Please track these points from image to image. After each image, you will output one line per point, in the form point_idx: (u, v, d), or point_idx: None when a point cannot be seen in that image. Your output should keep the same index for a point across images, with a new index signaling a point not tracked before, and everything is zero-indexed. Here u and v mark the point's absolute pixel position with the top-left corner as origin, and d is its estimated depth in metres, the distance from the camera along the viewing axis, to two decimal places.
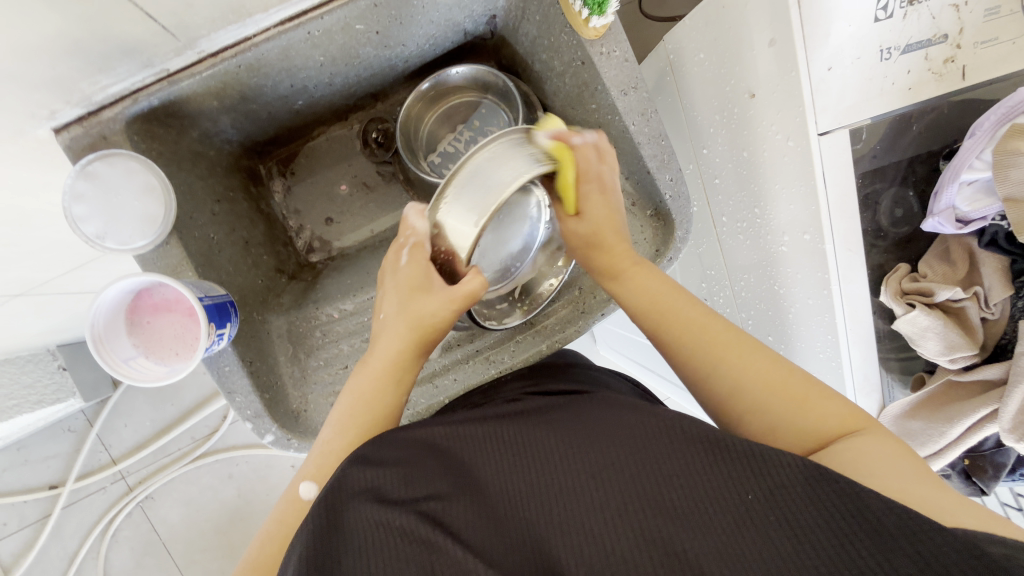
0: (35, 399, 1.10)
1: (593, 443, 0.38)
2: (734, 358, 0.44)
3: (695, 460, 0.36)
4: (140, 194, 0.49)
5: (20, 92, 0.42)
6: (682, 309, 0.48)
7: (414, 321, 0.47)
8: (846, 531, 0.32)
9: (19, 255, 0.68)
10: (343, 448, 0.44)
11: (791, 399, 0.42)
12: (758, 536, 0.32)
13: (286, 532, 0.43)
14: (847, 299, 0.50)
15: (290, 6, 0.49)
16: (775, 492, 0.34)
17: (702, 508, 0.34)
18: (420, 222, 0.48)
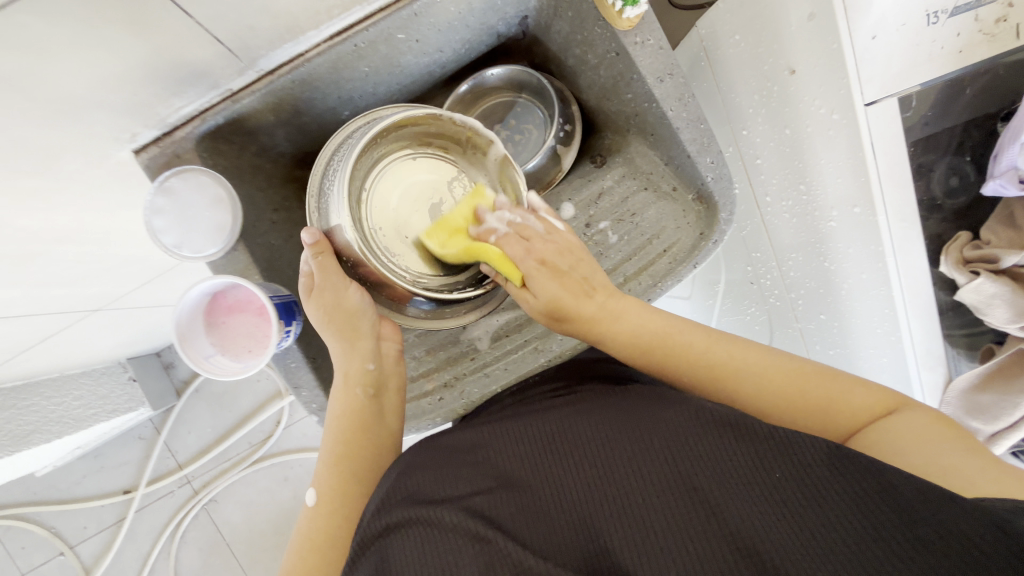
0: (110, 409, 1.18)
1: (633, 435, 0.43)
2: (740, 369, 0.49)
3: (725, 445, 0.41)
4: (211, 206, 0.54)
5: (108, 117, 0.46)
6: (681, 335, 0.51)
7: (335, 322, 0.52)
8: (867, 504, 0.36)
9: (101, 271, 0.74)
10: (344, 455, 0.51)
11: (812, 396, 0.47)
12: (789, 509, 0.37)
13: (317, 537, 0.47)
14: (902, 267, 0.50)
15: (339, 21, 0.52)
16: (801, 471, 0.38)
17: (737, 485, 0.39)
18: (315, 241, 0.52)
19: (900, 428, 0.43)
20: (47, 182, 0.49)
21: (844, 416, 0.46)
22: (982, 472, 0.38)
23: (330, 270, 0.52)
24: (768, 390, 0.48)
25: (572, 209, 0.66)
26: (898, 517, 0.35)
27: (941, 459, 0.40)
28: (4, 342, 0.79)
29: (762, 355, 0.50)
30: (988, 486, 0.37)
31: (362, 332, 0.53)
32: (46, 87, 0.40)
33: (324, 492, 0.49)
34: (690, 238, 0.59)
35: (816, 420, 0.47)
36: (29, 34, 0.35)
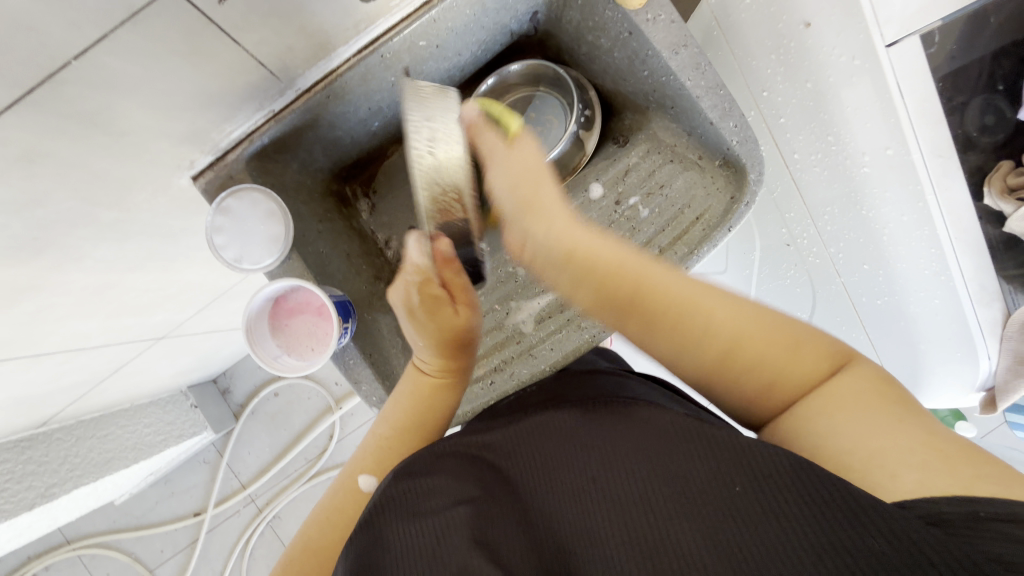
0: (177, 434, 1.25)
1: (603, 452, 0.44)
2: (704, 307, 0.44)
3: (689, 459, 0.41)
4: (264, 219, 0.58)
5: (170, 145, 0.51)
6: (652, 267, 0.46)
7: (444, 339, 0.55)
8: (828, 518, 0.34)
9: (164, 298, 0.80)
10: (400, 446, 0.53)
11: (778, 346, 0.43)
12: (747, 523, 0.36)
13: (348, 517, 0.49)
14: (946, 206, 0.50)
15: (365, 35, 0.55)
16: (764, 481, 0.38)
17: (697, 500, 0.39)
18: (418, 252, 0.51)
19: (836, 396, 0.41)
20: (121, 212, 0.55)
21: (797, 367, 0.43)
22: (906, 461, 0.36)
23: (462, 284, 0.54)
24: (720, 323, 0.44)
25: (601, 188, 0.68)
26: (861, 534, 0.33)
27: (868, 444, 0.38)
28: (83, 373, 0.86)
29: (733, 301, 0.45)
30: (907, 482, 0.35)
31: (461, 356, 0.57)
32: (120, 121, 0.45)
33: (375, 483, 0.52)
34: (721, 204, 0.60)
35: (767, 375, 0.43)
36: (107, 72, 0.40)
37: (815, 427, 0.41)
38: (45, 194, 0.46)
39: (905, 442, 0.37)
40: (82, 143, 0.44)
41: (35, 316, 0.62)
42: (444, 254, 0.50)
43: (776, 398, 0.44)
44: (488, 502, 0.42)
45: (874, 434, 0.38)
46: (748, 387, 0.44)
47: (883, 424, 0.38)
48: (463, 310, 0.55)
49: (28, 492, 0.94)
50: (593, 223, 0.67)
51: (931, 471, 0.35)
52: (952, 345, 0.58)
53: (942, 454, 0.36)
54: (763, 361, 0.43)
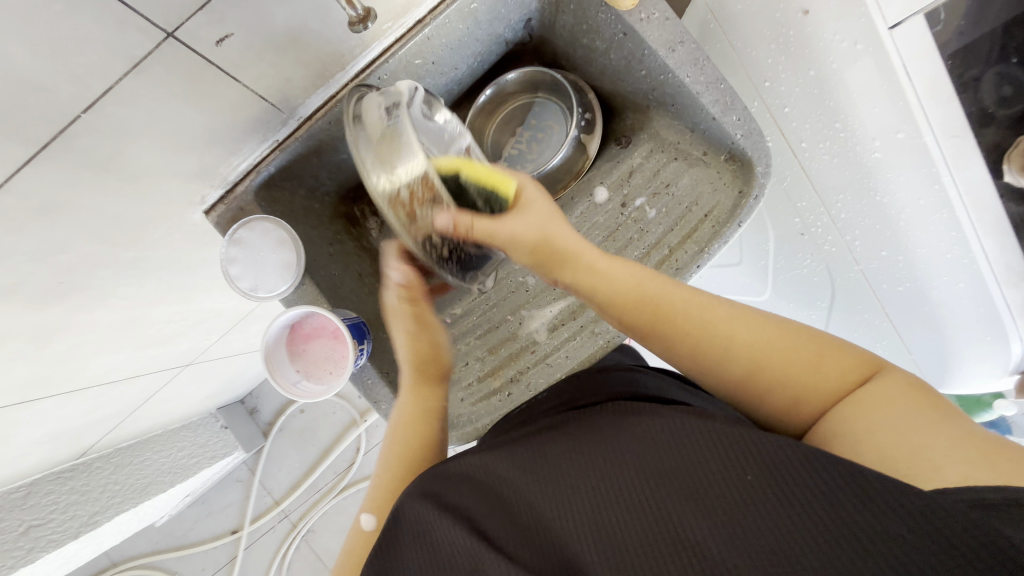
0: (210, 455, 1.28)
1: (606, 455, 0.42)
2: (738, 328, 0.47)
3: (695, 452, 0.40)
4: (276, 248, 0.59)
5: (181, 183, 0.53)
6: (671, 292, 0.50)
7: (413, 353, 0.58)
8: (841, 500, 0.34)
9: (188, 326, 0.82)
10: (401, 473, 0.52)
11: (802, 360, 0.45)
12: (764, 512, 0.35)
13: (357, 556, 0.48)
14: (963, 188, 0.48)
15: (362, 59, 0.56)
16: (774, 468, 0.36)
17: (708, 492, 0.37)
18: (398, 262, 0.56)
19: (874, 399, 0.41)
20: (140, 250, 0.56)
21: (819, 388, 0.44)
22: (949, 457, 0.35)
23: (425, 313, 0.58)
24: (745, 350, 0.46)
25: (606, 192, 0.67)
26: (878, 512, 0.32)
27: (909, 439, 0.37)
28: (117, 404, 0.89)
29: (746, 315, 0.48)
30: (948, 474, 0.34)
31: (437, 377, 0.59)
32: (130, 164, 0.46)
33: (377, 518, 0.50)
34: (729, 199, 0.59)
35: (792, 392, 0.45)
36: (114, 120, 0.41)
37: (850, 426, 0.41)
38: (67, 240, 0.48)
39: (945, 439, 0.36)
40: (96, 189, 0.45)
41: (68, 354, 0.64)
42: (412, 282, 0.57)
43: (808, 403, 0.44)
44: (497, 520, 0.40)
45: (913, 430, 0.37)
46: (777, 398, 0.46)
47: (924, 422, 0.37)
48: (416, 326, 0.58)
49: (73, 520, 0.99)
50: (600, 227, 0.66)
51: (973, 466, 0.33)
52: (982, 330, 0.55)
53: (984, 453, 0.34)
54: (790, 371, 0.45)
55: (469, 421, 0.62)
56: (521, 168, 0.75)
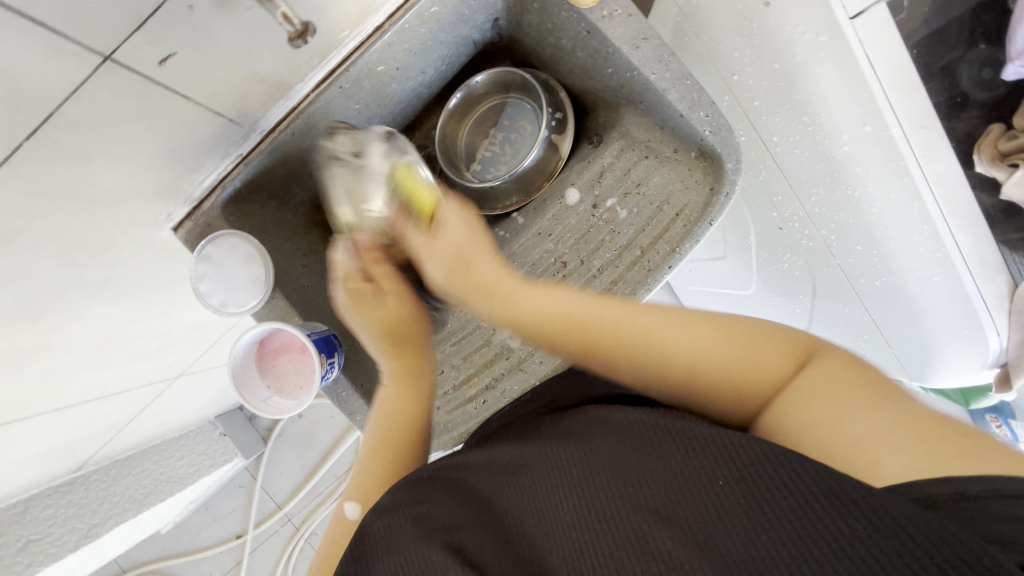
0: (209, 463, 1.29)
1: (581, 457, 0.42)
2: (663, 333, 0.47)
3: (669, 455, 0.39)
4: (245, 263, 0.59)
5: (143, 203, 0.53)
6: (602, 310, 0.51)
7: (391, 328, 0.60)
8: (814, 503, 0.33)
9: (173, 339, 0.82)
10: (379, 469, 0.53)
11: (736, 357, 0.44)
12: (735, 519, 0.34)
13: (338, 545, 0.49)
14: (933, 178, 0.48)
15: (321, 69, 0.55)
16: (747, 472, 0.36)
17: (681, 498, 0.36)
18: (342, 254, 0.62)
19: (812, 384, 0.39)
20: (109, 270, 0.56)
21: (759, 378, 0.43)
22: (885, 448, 0.34)
23: (387, 273, 0.62)
24: (678, 360, 0.46)
25: (577, 193, 0.66)
26: (850, 517, 0.31)
27: (841, 430, 0.36)
28: (108, 418, 0.90)
29: (679, 318, 0.48)
30: (887, 469, 0.33)
31: (415, 347, 0.61)
32: (86, 187, 0.46)
33: (364, 511, 0.51)
34: (701, 197, 0.58)
35: (733, 388, 0.44)
36: (61, 146, 0.41)
37: (790, 419, 0.39)
38: (29, 266, 0.48)
39: (881, 424, 0.35)
40: (52, 214, 0.45)
41: (48, 374, 0.65)
42: (365, 244, 0.62)
43: (750, 395, 0.43)
44: (473, 529, 0.40)
45: (847, 420, 0.36)
46: (721, 396, 0.44)
47: (856, 408, 0.36)
48: (390, 299, 0.62)
49: (73, 533, 1.00)
50: (572, 229, 0.65)
51: (912, 453, 0.33)
52: (959, 324, 0.54)
53: (919, 431, 0.34)
54: (727, 371, 0.44)
55: (445, 431, 0.63)
56: (495, 170, 0.74)
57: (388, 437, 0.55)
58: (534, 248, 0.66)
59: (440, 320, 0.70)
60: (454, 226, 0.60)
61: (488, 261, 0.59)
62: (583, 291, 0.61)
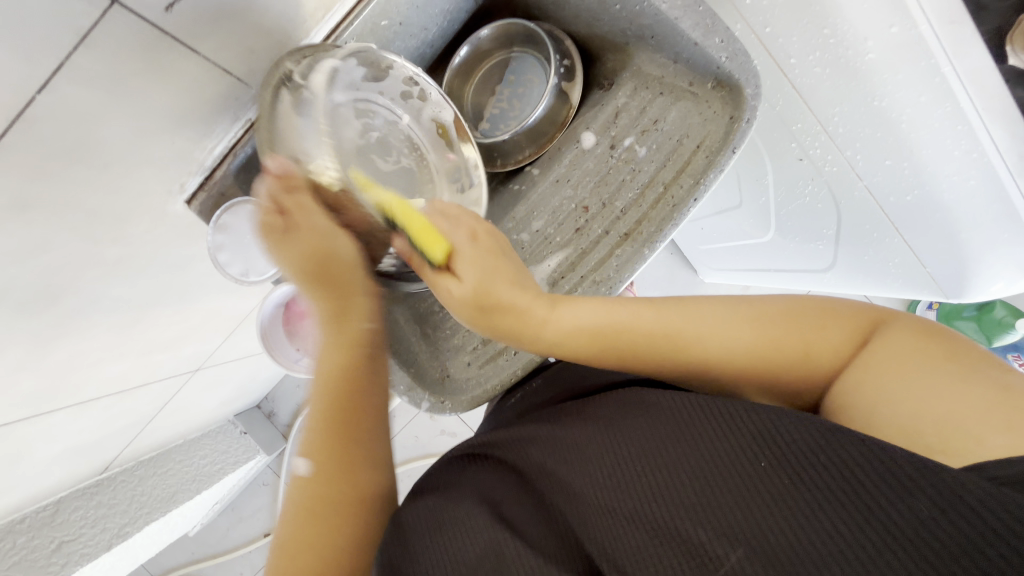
0: (232, 461, 1.28)
1: (617, 439, 0.44)
2: (707, 329, 0.50)
3: (708, 435, 0.41)
4: (263, 231, 0.58)
5: (155, 170, 0.51)
6: (642, 319, 0.52)
7: (305, 264, 0.53)
8: (865, 483, 0.34)
9: (189, 329, 0.81)
10: (322, 424, 0.48)
11: (783, 346, 0.47)
12: (789, 501, 0.35)
13: (303, 507, 0.45)
14: (964, 73, 0.49)
15: (325, 24, 0.54)
16: (789, 453, 0.37)
17: (723, 480, 0.38)
18: (281, 167, 0.51)
19: (882, 359, 0.42)
20: (124, 247, 0.55)
21: (814, 366, 0.46)
22: (983, 425, 0.36)
23: (305, 205, 0.53)
24: (728, 368, 0.49)
25: (593, 137, 0.65)
26: (902, 499, 0.33)
27: (932, 408, 0.38)
28: (131, 414, 0.88)
29: (718, 315, 0.50)
30: (985, 447, 0.35)
31: (347, 276, 0.55)
32: (99, 151, 0.45)
33: (319, 470, 0.46)
34: (721, 127, 0.56)
35: (791, 370, 0.47)
36: (74, 101, 0.40)
37: (866, 394, 0.42)
38: (46, 240, 0.47)
39: (968, 401, 0.37)
40: (67, 182, 0.44)
41: (70, 364, 0.64)
42: (282, 172, 0.51)
43: (812, 381, 0.46)
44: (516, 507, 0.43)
45: (930, 396, 0.38)
46: (783, 387, 0.48)
47: (952, 387, 0.38)
48: (343, 239, 0.56)
49: (105, 532, 0.99)
50: (591, 173, 0.64)
51: (1017, 432, 0.34)
52: (996, 227, 0.56)
53: (1017, 411, 0.36)
54: (786, 365, 0.47)
55: (479, 385, 0.63)
56: (505, 127, 0.72)
57: (335, 395, 0.49)
58: (554, 196, 0.65)
59: None
60: (469, 267, 0.56)
61: (511, 287, 0.56)
62: (608, 233, 0.60)
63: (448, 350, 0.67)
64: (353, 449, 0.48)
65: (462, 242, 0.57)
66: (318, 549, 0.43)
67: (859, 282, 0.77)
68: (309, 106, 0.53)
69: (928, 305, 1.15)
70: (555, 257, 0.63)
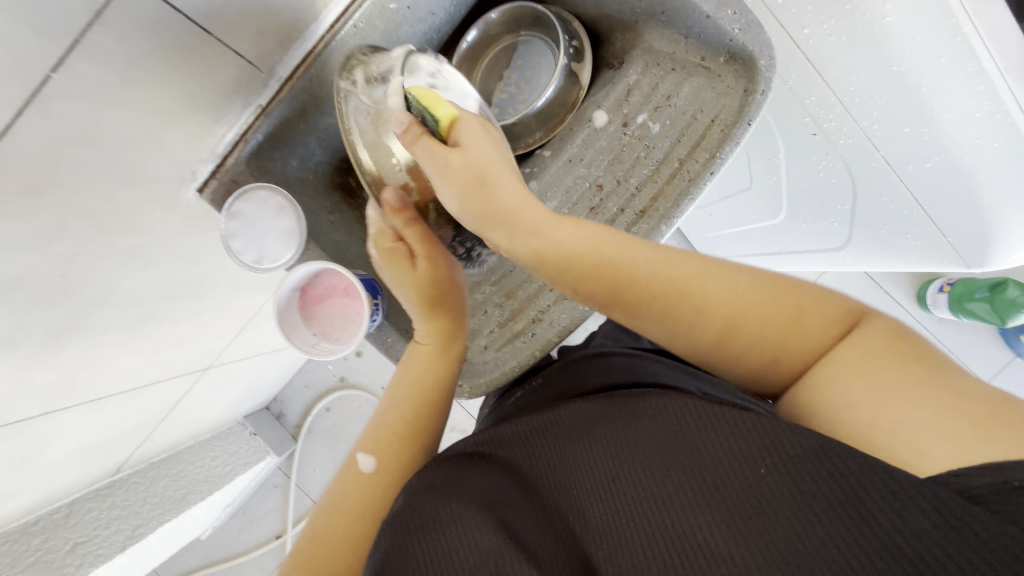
0: (243, 462, 1.28)
1: (610, 440, 0.43)
2: (700, 287, 0.48)
3: (703, 440, 0.39)
4: (276, 215, 0.59)
5: (168, 157, 0.51)
6: (645, 263, 0.50)
7: (426, 294, 0.59)
8: (861, 492, 0.33)
9: (201, 325, 0.81)
10: (394, 424, 0.55)
11: (772, 317, 0.46)
12: (785, 513, 0.34)
13: (352, 502, 0.50)
14: (986, 32, 0.47)
15: (335, 6, 0.54)
16: (786, 462, 0.36)
17: (717, 488, 0.36)
18: (392, 194, 0.58)
19: (856, 352, 0.41)
20: (138, 237, 0.55)
21: (803, 333, 0.45)
22: (929, 429, 0.35)
23: (417, 235, 0.60)
24: (709, 318, 0.48)
25: (605, 115, 0.65)
26: (893, 508, 0.31)
27: (878, 409, 0.38)
28: (142, 414, 0.88)
29: (722, 275, 0.49)
30: (934, 461, 0.34)
31: (450, 308, 0.60)
32: (112, 135, 0.44)
33: (380, 466, 0.53)
34: (735, 100, 0.56)
35: (773, 331, 0.46)
36: (87, 81, 0.40)
37: (828, 392, 0.41)
38: (62, 227, 0.46)
39: (927, 405, 0.36)
40: (81, 167, 0.44)
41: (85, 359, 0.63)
42: (394, 205, 0.59)
43: (786, 353, 0.45)
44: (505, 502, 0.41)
45: (884, 400, 0.38)
46: (756, 355, 0.47)
47: (907, 393, 0.37)
48: (423, 263, 0.60)
49: (118, 535, 0.98)
50: (604, 151, 0.63)
51: (965, 442, 0.33)
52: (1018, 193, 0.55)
53: (974, 420, 0.34)
54: (769, 332, 0.46)
55: (498, 366, 0.63)
56: (514, 111, 0.71)
57: (413, 399, 0.56)
58: (567, 176, 0.65)
59: (475, 263, 0.70)
60: (508, 184, 0.52)
61: (510, 189, 0.52)
62: (623, 211, 0.60)
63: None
64: (420, 442, 0.55)
65: (492, 156, 0.53)
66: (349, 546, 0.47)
67: (876, 257, 0.76)
68: (363, 113, 0.56)
69: (939, 287, 1.14)
70: None
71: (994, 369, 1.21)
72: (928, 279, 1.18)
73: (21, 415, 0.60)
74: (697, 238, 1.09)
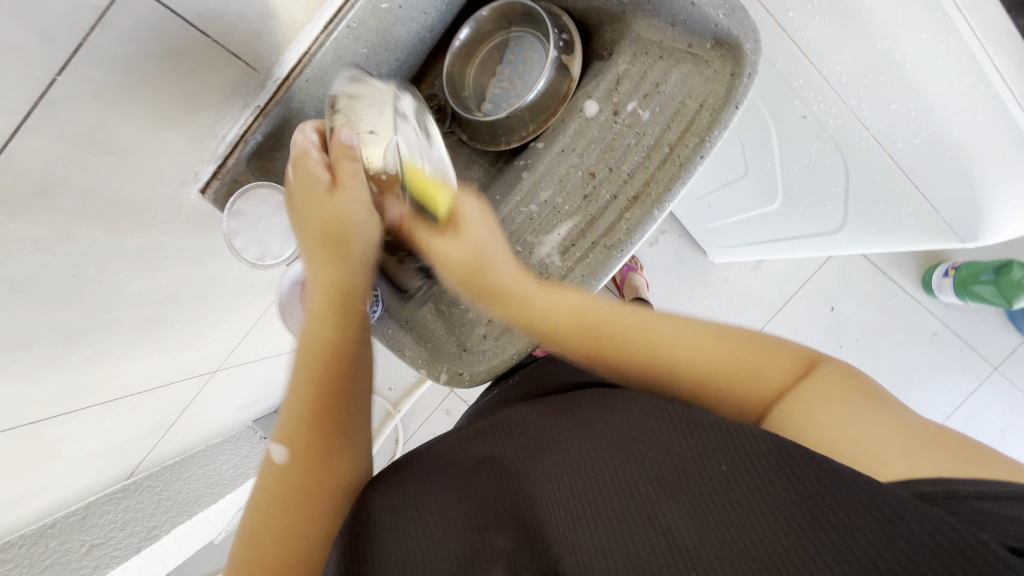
0: (254, 465, 1.29)
1: (581, 439, 0.44)
2: (672, 340, 0.51)
3: (672, 439, 0.41)
4: (277, 211, 0.62)
5: (170, 158, 0.53)
6: (607, 310, 0.55)
7: (325, 227, 0.55)
8: (817, 492, 0.34)
9: (208, 328, 0.82)
10: (299, 408, 0.52)
11: (744, 364, 0.47)
12: (742, 507, 0.36)
13: (275, 494, 0.49)
14: (959, 9, 0.49)
15: (327, 9, 0.55)
16: (747, 462, 0.38)
17: (681, 486, 0.38)
18: (307, 134, 0.54)
19: (815, 392, 0.43)
20: (145, 238, 0.57)
21: (765, 385, 0.46)
22: (891, 455, 0.37)
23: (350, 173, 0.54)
24: (688, 368, 0.49)
25: (596, 104, 0.66)
26: (841, 505, 0.33)
27: (842, 436, 0.39)
28: (155, 416, 0.89)
29: (688, 326, 0.52)
30: (896, 468, 0.36)
31: (349, 252, 0.57)
32: (117, 137, 0.46)
33: (292, 455, 0.50)
34: (722, 85, 0.57)
35: (742, 388, 0.47)
36: (91, 83, 0.41)
37: (796, 421, 0.43)
38: (71, 227, 0.48)
39: (881, 433, 0.38)
40: (89, 168, 0.46)
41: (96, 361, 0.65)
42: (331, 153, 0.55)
43: (757, 401, 0.47)
44: (478, 503, 0.43)
45: (851, 427, 0.39)
46: (728, 396, 0.48)
47: (860, 417, 0.39)
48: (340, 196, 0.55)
49: (132, 536, 0.97)
50: (596, 140, 0.65)
51: (924, 459, 0.35)
52: (1009, 160, 0.55)
53: (920, 440, 0.37)
54: (738, 384, 0.47)
55: (497, 354, 0.64)
56: (506, 105, 0.73)
57: (310, 370, 0.53)
58: (560, 165, 0.66)
59: None
60: (484, 231, 0.61)
61: (508, 264, 0.60)
62: (616, 198, 0.62)
63: (464, 322, 0.69)
64: (334, 430, 0.53)
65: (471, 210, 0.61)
66: (287, 541, 0.46)
67: (871, 239, 0.76)
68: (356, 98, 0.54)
69: (944, 271, 1.14)
70: (563, 226, 0.64)
71: (1003, 352, 1.20)
72: (931, 265, 1.18)
73: (35, 416, 0.61)
74: (696, 229, 1.09)
